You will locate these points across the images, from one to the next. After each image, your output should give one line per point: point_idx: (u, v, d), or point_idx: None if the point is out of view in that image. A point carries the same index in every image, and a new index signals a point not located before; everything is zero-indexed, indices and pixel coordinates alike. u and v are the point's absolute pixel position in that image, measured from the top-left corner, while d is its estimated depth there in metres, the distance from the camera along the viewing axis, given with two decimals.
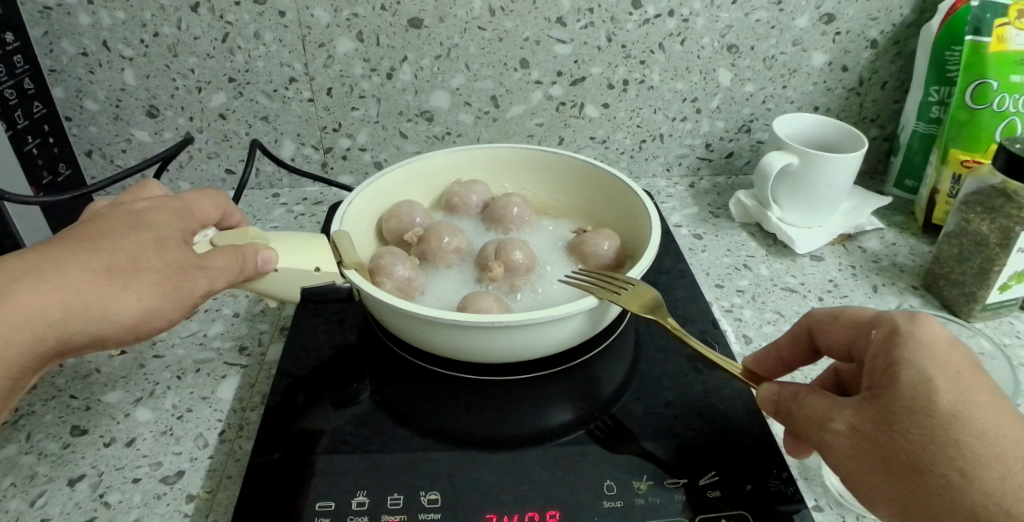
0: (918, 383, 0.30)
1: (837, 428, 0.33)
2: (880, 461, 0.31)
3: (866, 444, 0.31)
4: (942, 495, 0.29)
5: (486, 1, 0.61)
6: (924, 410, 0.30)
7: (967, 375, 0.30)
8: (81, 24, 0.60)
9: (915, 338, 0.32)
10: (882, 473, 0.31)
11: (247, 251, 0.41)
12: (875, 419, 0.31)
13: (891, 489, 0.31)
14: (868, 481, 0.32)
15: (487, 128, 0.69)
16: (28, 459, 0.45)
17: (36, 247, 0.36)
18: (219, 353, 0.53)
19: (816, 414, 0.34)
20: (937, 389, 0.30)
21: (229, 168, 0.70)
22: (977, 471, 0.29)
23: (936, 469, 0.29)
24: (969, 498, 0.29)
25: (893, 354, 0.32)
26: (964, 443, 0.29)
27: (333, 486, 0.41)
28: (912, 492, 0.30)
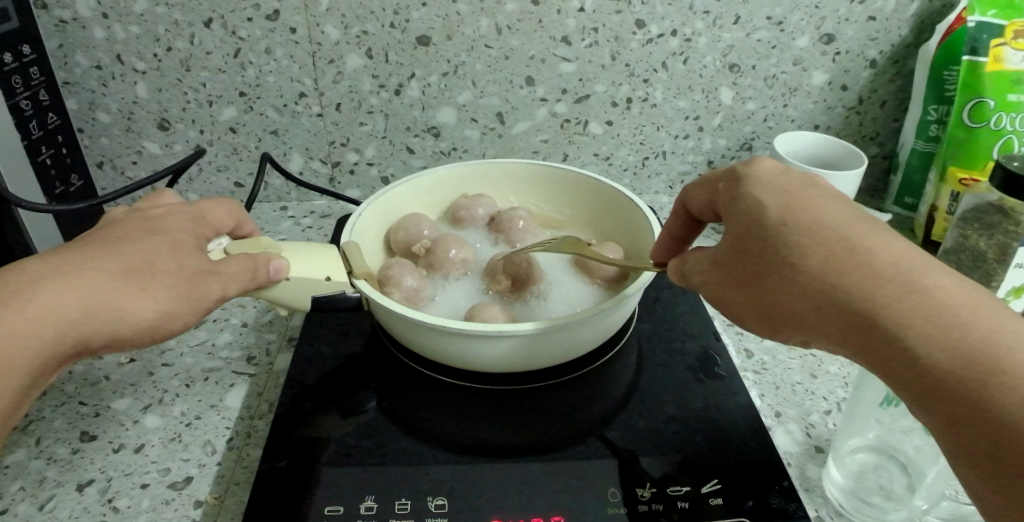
0: (750, 206, 0.36)
1: (709, 269, 0.39)
2: (740, 282, 0.37)
3: (730, 272, 0.37)
4: (779, 284, 0.34)
5: (494, 20, 0.62)
6: (757, 225, 0.36)
7: (794, 190, 0.36)
8: (96, 38, 0.61)
9: (747, 179, 0.38)
10: (744, 290, 0.37)
11: (260, 260, 0.42)
12: (729, 245, 0.37)
13: (757, 304, 0.36)
14: (738, 305, 0.37)
15: (493, 144, 0.70)
16: (38, 464, 0.45)
17: (54, 251, 0.37)
18: (227, 362, 0.54)
19: (698, 266, 0.40)
20: (765, 208, 0.36)
21: (238, 181, 0.71)
22: (801, 260, 0.33)
23: (772, 267, 0.35)
24: (799, 282, 0.33)
25: (734, 190, 0.38)
26: (792, 237, 0.34)
27: (342, 491, 0.42)
28: (767, 300, 0.35)
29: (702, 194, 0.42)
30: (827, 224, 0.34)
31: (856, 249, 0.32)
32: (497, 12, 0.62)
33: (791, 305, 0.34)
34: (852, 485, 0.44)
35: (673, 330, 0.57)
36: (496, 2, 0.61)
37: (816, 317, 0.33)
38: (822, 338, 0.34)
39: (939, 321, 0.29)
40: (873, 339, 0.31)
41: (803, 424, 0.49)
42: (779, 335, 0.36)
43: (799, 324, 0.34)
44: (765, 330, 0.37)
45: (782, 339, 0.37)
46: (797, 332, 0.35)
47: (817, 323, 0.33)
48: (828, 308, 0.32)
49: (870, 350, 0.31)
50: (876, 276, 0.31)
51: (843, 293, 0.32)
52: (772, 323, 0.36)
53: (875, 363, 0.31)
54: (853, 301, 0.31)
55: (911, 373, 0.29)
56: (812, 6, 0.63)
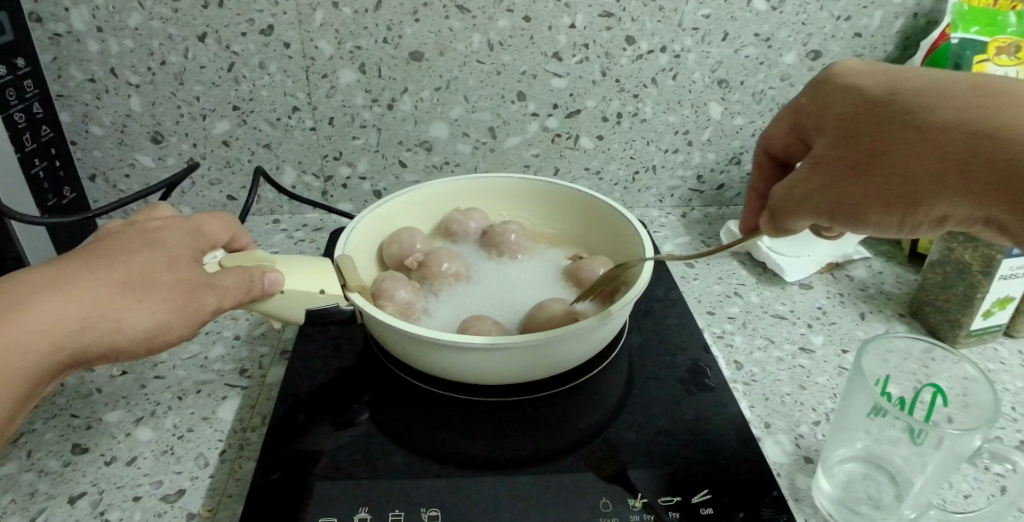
0: (848, 94, 0.36)
1: (807, 176, 0.37)
2: (850, 168, 0.35)
3: (833, 168, 0.36)
4: (915, 148, 0.33)
5: (485, 36, 0.63)
6: (862, 105, 0.35)
7: (895, 70, 0.36)
8: (90, 51, 0.62)
9: (836, 76, 0.38)
10: (856, 179, 0.35)
11: (255, 273, 0.42)
12: (833, 141, 0.36)
13: (881, 188, 0.34)
14: (859, 200, 0.35)
15: (484, 158, 0.71)
16: (28, 477, 0.45)
17: (53, 261, 0.37)
18: (219, 374, 0.54)
19: (785, 188, 0.38)
20: (866, 89, 0.36)
21: (231, 194, 0.71)
22: (930, 116, 0.33)
23: (893, 136, 0.34)
24: (938, 129, 0.32)
25: (821, 93, 0.38)
26: (912, 101, 0.34)
27: (335, 502, 0.42)
28: (900, 174, 0.33)
29: (780, 123, 0.44)
30: (958, 84, 0.33)
31: (986, 96, 0.32)
32: (488, 28, 0.63)
33: (921, 174, 0.33)
34: (840, 494, 0.44)
35: (663, 342, 0.57)
36: (488, 19, 0.62)
37: (954, 175, 0.32)
38: (967, 200, 0.32)
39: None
40: (1004, 190, 0.31)
41: (792, 435, 0.50)
42: (912, 219, 0.34)
43: (937, 194, 0.33)
44: (890, 220, 0.35)
45: (912, 226, 0.35)
46: (931, 207, 0.33)
47: (956, 186, 0.32)
48: (960, 160, 0.32)
49: (1018, 191, 0.30)
50: (1017, 115, 0.31)
51: (995, 136, 0.31)
52: (909, 199, 0.34)
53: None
54: (1004, 141, 0.30)
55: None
56: (799, 23, 0.64)
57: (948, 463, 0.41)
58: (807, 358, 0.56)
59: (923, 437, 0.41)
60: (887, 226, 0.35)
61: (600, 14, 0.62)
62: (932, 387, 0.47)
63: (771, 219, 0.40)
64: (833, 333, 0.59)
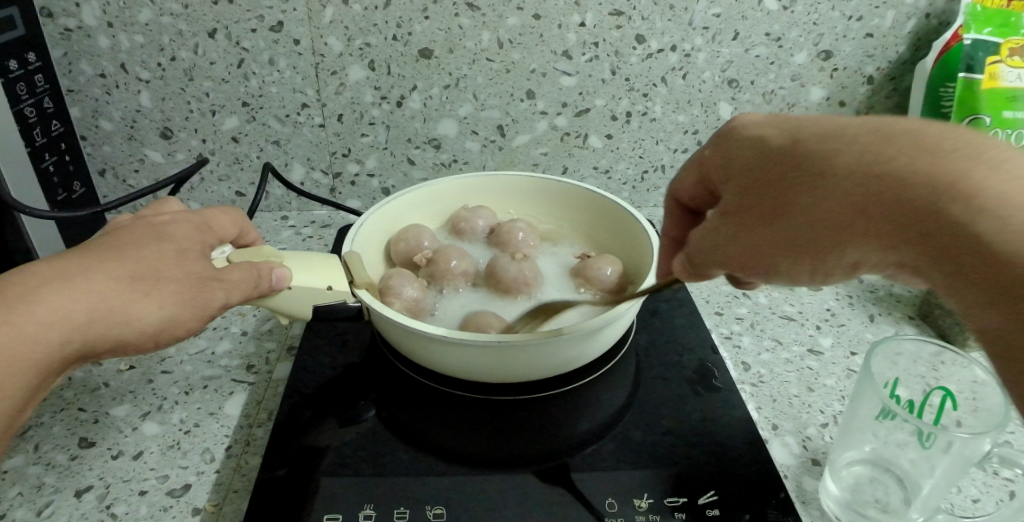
0: (753, 139, 0.34)
1: (725, 214, 0.35)
2: (767, 215, 0.32)
3: (744, 214, 0.34)
4: (804, 212, 0.31)
5: (495, 34, 0.63)
6: (764, 154, 0.33)
7: (889, 138, 0.29)
8: (100, 46, 0.62)
9: (727, 133, 0.37)
10: (772, 224, 0.32)
11: (263, 268, 0.43)
12: (741, 190, 0.34)
13: (783, 232, 0.32)
14: (761, 246, 0.33)
15: (493, 156, 0.71)
16: (35, 470, 0.45)
17: (60, 254, 0.37)
18: (226, 370, 0.54)
19: (704, 239, 0.36)
20: (766, 139, 0.34)
21: (240, 190, 0.71)
22: (833, 173, 0.30)
23: (797, 188, 0.31)
24: (811, 191, 0.30)
25: (723, 145, 0.36)
26: (818, 154, 0.31)
27: (340, 499, 0.42)
28: (797, 231, 0.31)
29: (692, 176, 0.40)
30: (838, 131, 0.31)
31: (868, 136, 0.30)
32: (498, 26, 0.62)
33: (822, 223, 0.30)
34: (848, 497, 0.44)
35: (670, 343, 0.57)
36: (498, 17, 0.62)
37: (861, 222, 0.29)
38: (873, 252, 0.29)
39: (1002, 197, 0.25)
40: (999, 279, 0.25)
41: (799, 437, 0.49)
42: (824, 266, 0.31)
43: (844, 242, 0.30)
44: (803, 267, 0.32)
45: (826, 273, 0.32)
46: (844, 252, 0.30)
47: (870, 232, 0.29)
48: (892, 209, 0.28)
49: (952, 263, 0.26)
50: (898, 161, 0.28)
51: (885, 183, 0.28)
52: (813, 254, 0.31)
53: (980, 279, 0.25)
54: (888, 190, 0.28)
55: (1006, 281, 0.24)
56: (811, 23, 0.64)
57: (956, 467, 0.41)
58: (815, 359, 0.56)
59: (931, 441, 0.41)
60: (797, 276, 0.33)
61: (610, 13, 0.62)
62: (942, 390, 0.47)
63: (689, 266, 0.38)
64: (841, 335, 0.59)
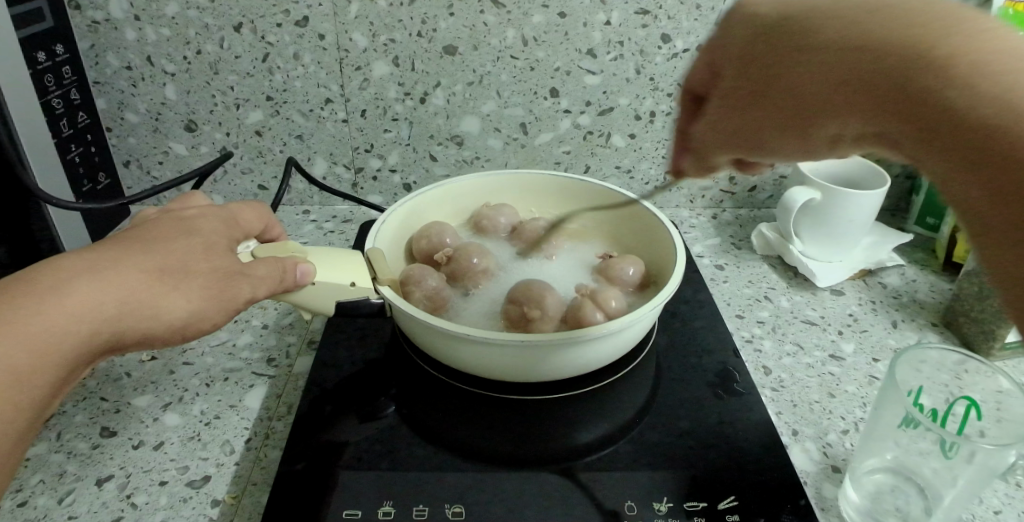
0: (747, 14, 0.32)
1: (710, 107, 0.34)
2: (756, 94, 0.32)
3: (726, 94, 0.33)
4: (799, 94, 0.30)
5: (520, 31, 0.63)
6: (757, 27, 0.32)
7: (885, 6, 0.28)
8: (126, 39, 0.63)
9: (718, 27, 0.34)
10: (756, 103, 0.32)
11: (288, 264, 0.43)
12: (733, 70, 0.33)
13: (774, 114, 0.31)
14: (758, 126, 0.32)
15: (515, 154, 0.71)
16: (57, 457, 0.46)
17: (90, 246, 0.37)
18: (247, 363, 0.54)
19: (699, 132, 0.35)
20: (756, 16, 0.32)
21: (262, 183, 0.72)
22: (824, 47, 0.29)
23: (790, 62, 0.30)
24: (807, 80, 0.29)
25: (724, 22, 0.34)
26: (811, 37, 0.29)
27: (360, 495, 0.42)
28: (794, 102, 0.30)
29: (703, 63, 0.35)
30: (844, 5, 0.29)
31: (864, 15, 0.28)
32: (523, 23, 0.62)
33: (808, 97, 0.30)
34: (869, 506, 0.43)
35: (689, 345, 0.57)
36: (522, 14, 0.62)
37: (839, 97, 0.28)
38: (861, 119, 0.29)
39: (1013, 71, 0.24)
40: (971, 155, 0.25)
41: (819, 443, 0.49)
42: (809, 143, 0.31)
43: (835, 118, 0.29)
44: (789, 142, 0.32)
45: (814, 146, 0.31)
46: (829, 123, 0.30)
47: (863, 109, 0.28)
48: (884, 89, 0.27)
49: (926, 143, 0.26)
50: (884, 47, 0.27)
51: (882, 66, 0.27)
52: (806, 122, 0.30)
53: (957, 152, 0.25)
54: (891, 71, 0.27)
55: (979, 150, 0.24)
56: None
57: (980, 478, 0.40)
58: (837, 365, 0.56)
59: (954, 451, 0.40)
60: (787, 153, 0.32)
61: (636, 12, 0.62)
62: (966, 400, 0.46)
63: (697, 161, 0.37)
64: (864, 341, 0.58)
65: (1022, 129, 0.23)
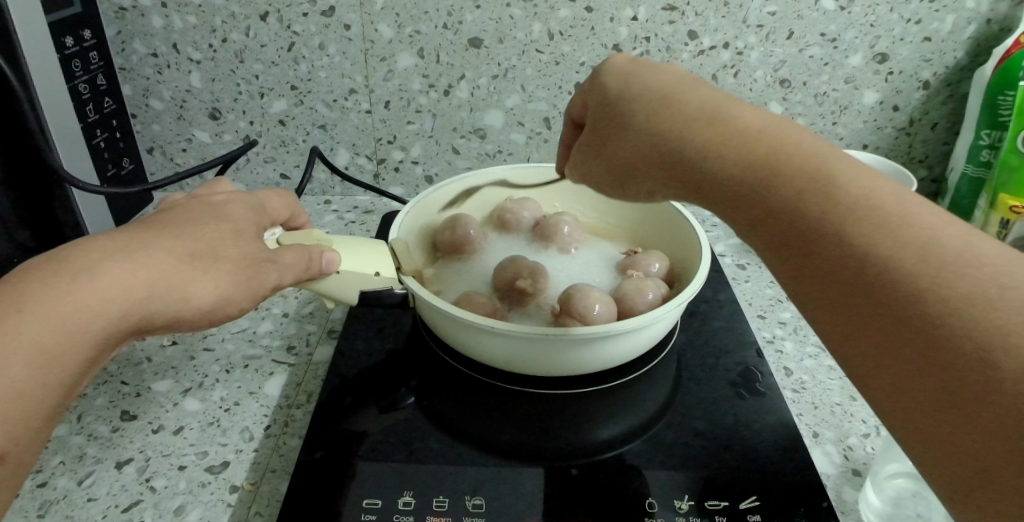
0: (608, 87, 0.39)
1: (581, 153, 0.41)
2: (596, 152, 0.39)
3: (592, 145, 0.39)
4: (620, 159, 0.37)
5: (546, 25, 0.63)
6: (610, 103, 0.38)
7: (703, 110, 0.34)
8: (153, 26, 0.63)
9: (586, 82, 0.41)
10: (600, 158, 0.39)
11: (314, 252, 0.43)
12: (591, 131, 0.39)
13: (613, 169, 0.38)
14: (598, 177, 0.40)
15: (538, 149, 0.71)
16: (78, 440, 0.47)
17: (121, 229, 0.37)
18: (267, 350, 0.55)
19: (584, 180, 0.42)
20: (607, 83, 0.39)
21: (284, 173, 0.72)
22: (638, 122, 0.36)
23: (621, 141, 0.37)
24: (633, 139, 0.36)
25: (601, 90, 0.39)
26: (639, 114, 0.36)
27: (379, 485, 0.42)
28: (624, 161, 0.37)
29: (579, 101, 0.42)
30: (650, 87, 0.37)
31: (660, 101, 0.35)
32: (550, 17, 0.62)
33: (631, 160, 0.36)
34: (890, 510, 0.43)
35: (709, 344, 0.56)
36: (549, 8, 0.62)
37: (641, 168, 0.36)
38: (666, 189, 0.36)
39: (861, 206, 0.28)
40: (744, 205, 0.31)
41: (840, 446, 0.48)
42: (637, 190, 0.37)
43: (641, 176, 0.36)
44: (625, 188, 0.38)
45: (638, 196, 0.38)
46: (644, 180, 0.36)
47: (645, 166, 0.36)
48: (657, 152, 0.34)
49: (726, 202, 0.32)
50: (658, 120, 0.35)
51: (691, 147, 0.33)
52: (622, 176, 0.38)
53: (715, 195, 0.32)
54: (686, 144, 0.33)
55: (740, 202, 0.31)
56: (868, 24, 0.62)
57: None
58: None
59: None
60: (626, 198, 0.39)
61: (664, 7, 0.61)
62: None
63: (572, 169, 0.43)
64: None
65: (805, 228, 0.29)
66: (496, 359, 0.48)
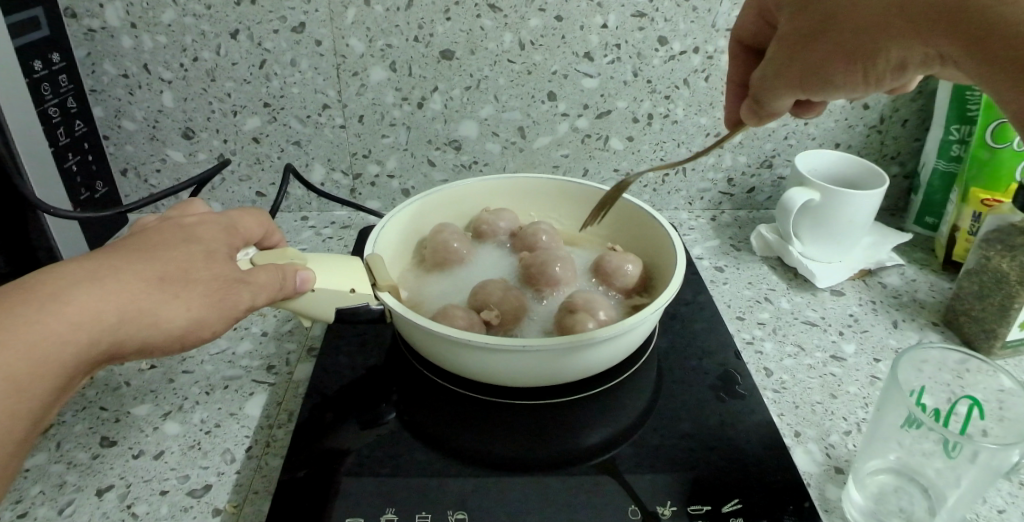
0: None
1: (774, 55, 0.37)
2: (814, 36, 0.34)
3: (796, 54, 0.35)
4: (835, 38, 0.33)
5: (517, 35, 0.63)
6: None
7: None
8: (123, 47, 0.62)
9: None
10: (821, 40, 0.34)
11: (288, 271, 0.43)
12: (790, 21, 0.36)
13: (844, 41, 0.33)
14: (801, 63, 0.35)
15: (514, 158, 0.71)
16: (57, 468, 0.46)
17: (89, 254, 0.36)
18: (247, 370, 0.54)
19: (771, 89, 0.37)
20: None
21: (260, 190, 0.72)
22: None
23: (828, 7, 0.33)
24: (842, 15, 0.33)
25: None
26: None
27: (361, 503, 0.42)
28: (841, 26, 0.33)
29: (756, 15, 0.41)
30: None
31: None
32: (520, 27, 0.62)
33: (862, 21, 0.32)
34: (873, 507, 0.43)
35: (689, 347, 0.56)
36: (519, 18, 0.62)
37: (896, 22, 0.31)
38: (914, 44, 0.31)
39: None
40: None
41: (822, 444, 0.49)
42: (874, 72, 0.33)
43: (889, 42, 0.31)
44: (851, 74, 0.34)
45: (874, 79, 0.33)
46: (885, 52, 0.32)
47: (917, 24, 0.30)
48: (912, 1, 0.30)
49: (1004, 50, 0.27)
50: None
51: None
52: (861, 52, 0.32)
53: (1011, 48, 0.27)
54: None
55: None
56: None
57: (984, 478, 0.40)
58: (838, 366, 0.55)
59: (957, 451, 0.40)
60: (852, 84, 0.34)
61: (633, 14, 0.62)
62: (969, 399, 0.46)
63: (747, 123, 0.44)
64: (866, 342, 0.58)
65: None
66: (484, 373, 0.48)
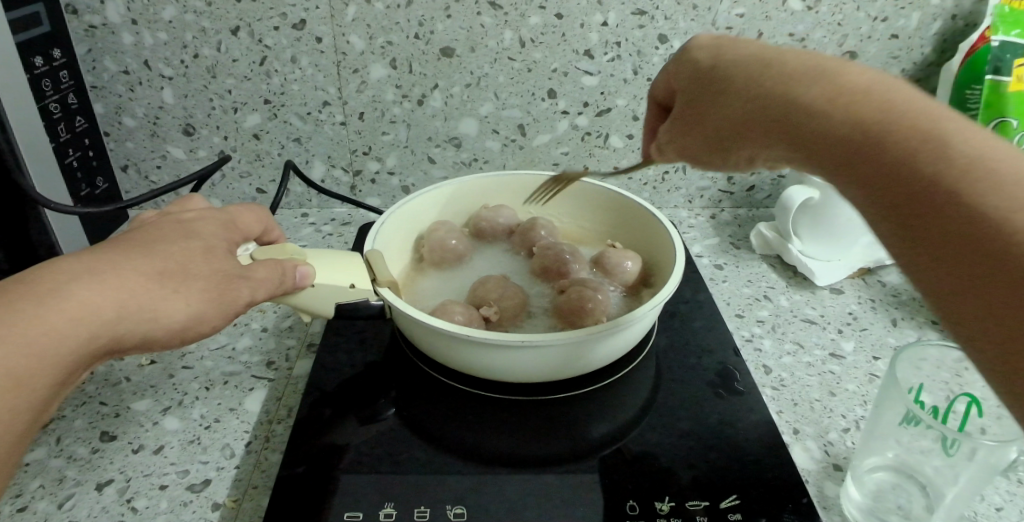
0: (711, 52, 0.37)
1: (674, 131, 0.40)
2: (697, 127, 0.38)
3: (690, 142, 0.39)
4: (710, 132, 0.37)
5: (517, 33, 0.63)
6: (701, 74, 0.37)
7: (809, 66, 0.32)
8: (123, 43, 0.62)
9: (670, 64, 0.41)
10: (701, 128, 0.37)
11: (287, 266, 0.43)
12: (683, 107, 0.39)
13: (714, 134, 0.36)
14: (694, 145, 0.39)
15: (514, 155, 0.71)
16: (56, 463, 0.46)
17: (88, 249, 0.36)
18: (247, 366, 0.54)
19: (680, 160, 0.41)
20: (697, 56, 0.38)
21: (260, 187, 0.72)
22: (730, 82, 0.35)
23: (707, 104, 0.37)
24: (714, 112, 0.36)
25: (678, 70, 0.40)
26: (723, 76, 0.36)
27: (361, 498, 0.42)
28: (714, 123, 0.36)
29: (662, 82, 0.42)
30: (745, 54, 0.35)
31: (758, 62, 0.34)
32: (521, 25, 0.62)
33: (726, 123, 0.35)
34: (871, 504, 0.43)
35: (689, 345, 0.57)
36: (520, 16, 0.62)
37: (748, 125, 0.34)
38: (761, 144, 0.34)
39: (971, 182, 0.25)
40: (859, 163, 0.28)
41: (820, 441, 0.49)
42: (738, 161, 0.36)
43: (743, 142, 0.35)
44: (724, 161, 0.37)
45: (740, 164, 0.36)
46: (742, 148, 0.35)
47: (755, 127, 0.33)
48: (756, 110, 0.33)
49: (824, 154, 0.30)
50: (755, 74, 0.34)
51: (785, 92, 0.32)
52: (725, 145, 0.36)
53: (827, 151, 0.29)
54: (788, 100, 0.31)
55: (852, 160, 0.29)
56: (835, 23, 0.63)
57: (981, 475, 0.40)
58: (837, 363, 0.55)
59: (955, 448, 0.40)
60: (728, 167, 0.37)
61: (633, 12, 0.62)
62: (967, 397, 0.46)
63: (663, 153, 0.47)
64: (865, 339, 0.58)
65: (882, 157, 0.27)
66: (490, 371, 0.47)
